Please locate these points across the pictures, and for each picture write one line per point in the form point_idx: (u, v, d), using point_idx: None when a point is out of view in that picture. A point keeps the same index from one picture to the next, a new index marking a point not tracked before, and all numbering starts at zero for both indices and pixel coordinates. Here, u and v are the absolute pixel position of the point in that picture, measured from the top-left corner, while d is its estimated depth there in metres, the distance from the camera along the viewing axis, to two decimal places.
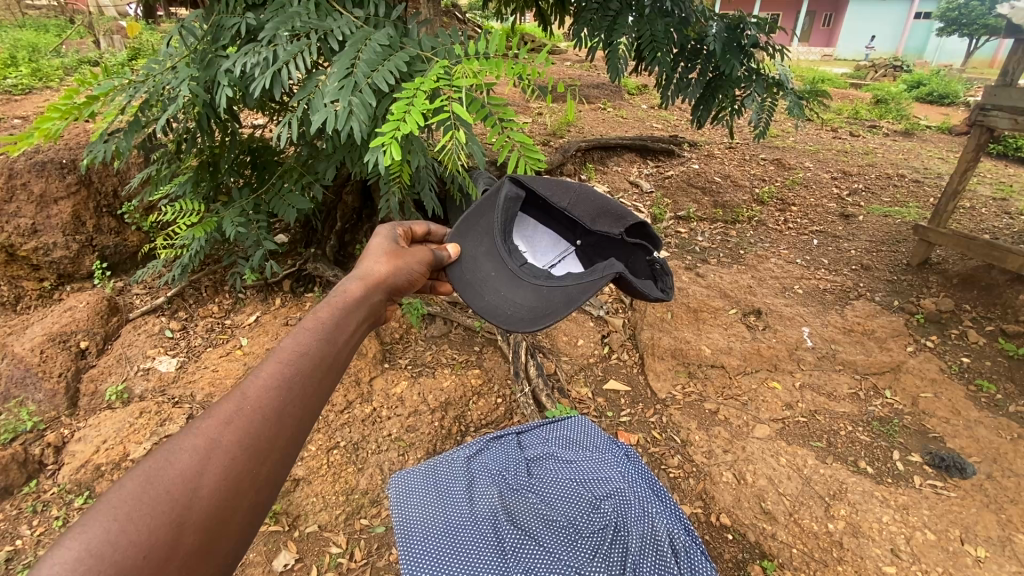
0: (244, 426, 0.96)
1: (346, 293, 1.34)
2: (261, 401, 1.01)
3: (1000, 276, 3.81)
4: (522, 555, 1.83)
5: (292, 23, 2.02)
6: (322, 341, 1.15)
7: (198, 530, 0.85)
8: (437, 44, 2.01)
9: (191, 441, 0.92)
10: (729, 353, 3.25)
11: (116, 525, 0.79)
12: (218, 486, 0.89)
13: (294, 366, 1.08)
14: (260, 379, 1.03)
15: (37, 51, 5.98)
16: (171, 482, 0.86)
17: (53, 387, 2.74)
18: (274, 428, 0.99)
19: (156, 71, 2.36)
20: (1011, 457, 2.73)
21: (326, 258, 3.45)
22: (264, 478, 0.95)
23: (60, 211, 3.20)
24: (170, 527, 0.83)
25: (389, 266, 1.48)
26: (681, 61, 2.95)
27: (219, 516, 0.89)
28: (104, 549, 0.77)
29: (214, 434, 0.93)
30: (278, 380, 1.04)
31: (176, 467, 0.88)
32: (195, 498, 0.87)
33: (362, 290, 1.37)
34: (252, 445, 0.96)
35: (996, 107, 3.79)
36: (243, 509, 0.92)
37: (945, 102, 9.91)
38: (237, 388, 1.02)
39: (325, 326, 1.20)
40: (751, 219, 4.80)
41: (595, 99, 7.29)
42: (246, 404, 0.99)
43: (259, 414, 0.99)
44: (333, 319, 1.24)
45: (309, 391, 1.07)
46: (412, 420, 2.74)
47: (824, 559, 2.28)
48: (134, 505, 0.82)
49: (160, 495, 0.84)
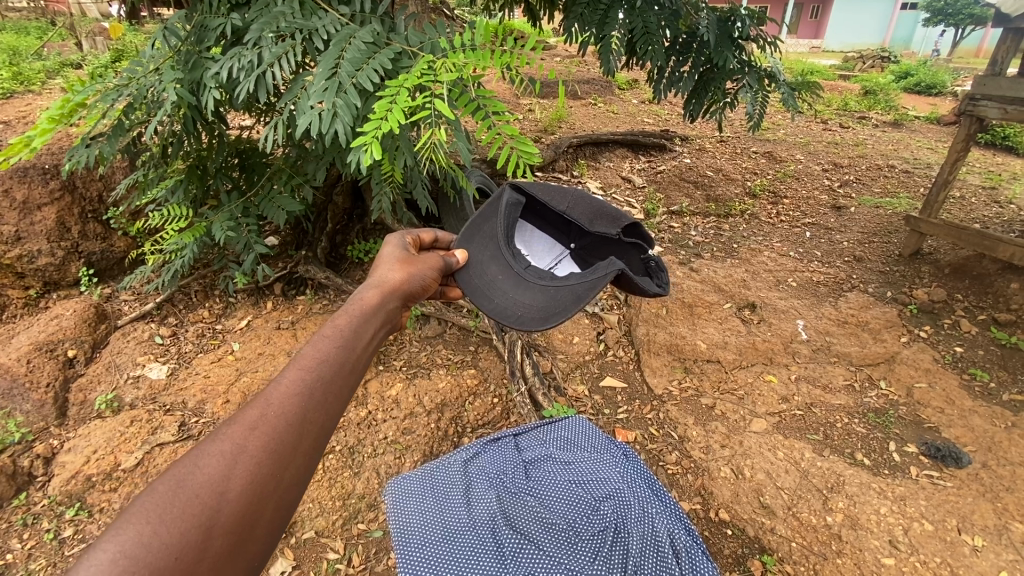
0: (269, 431, 0.93)
1: (361, 304, 1.29)
2: (286, 408, 0.97)
3: (992, 266, 3.83)
4: (522, 560, 1.80)
5: (277, 23, 1.99)
6: (341, 348, 1.12)
7: (228, 535, 0.83)
8: (423, 38, 1.95)
9: (217, 447, 0.89)
10: (725, 347, 3.25)
11: (148, 528, 0.77)
12: (246, 491, 0.87)
13: (318, 373, 1.05)
14: (284, 384, 1.00)
15: (18, 54, 5.88)
16: (200, 486, 0.84)
17: (41, 398, 2.68)
18: (298, 433, 0.96)
19: (140, 74, 2.32)
20: (1006, 445, 2.74)
21: (318, 259, 3.40)
22: (290, 486, 0.92)
23: (44, 217, 3.15)
24: (199, 530, 0.80)
25: (403, 274, 1.45)
26: (672, 55, 2.90)
27: (251, 520, 0.86)
28: (137, 551, 0.75)
29: (240, 440, 0.90)
30: (304, 384, 1.02)
31: (205, 472, 0.85)
32: (223, 502, 0.84)
33: (379, 297, 1.34)
34: (278, 449, 0.93)
35: (986, 97, 3.78)
36: (269, 513, 0.89)
37: (932, 93, 9.83)
38: (261, 393, 0.99)
39: (345, 332, 1.17)
40: (744, 212, 4.79)
41: (586, 95, 7.30)
42: (270, 409, 0.96)
43: (285, 419, 0.96)
44: (353, 323, 1.21)
45: (333, 397, 1.04)
46: (409, 422, 2.71)
47: (823, 552, 2.28)
48: (164, 509, 0.80)
49: (189, 499, 0.82)
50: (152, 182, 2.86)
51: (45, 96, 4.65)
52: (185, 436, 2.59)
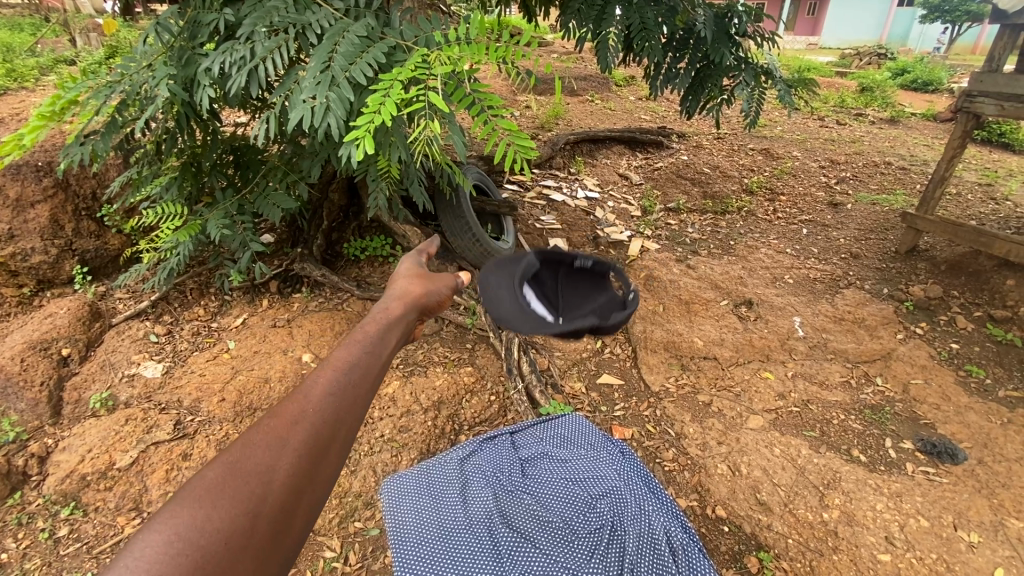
0: (310, 428, 0.80)
1: (395, 306, 1.13)
2: (326, 402, 0.84)
3: (988, 262, 3.84)
4: (518, 558, 1.79)
5: (270, 18, 1.98)
6: (375, 348, 0.96)
7: (276, 522, 0.74)
8: (418, 32, 1.93)
9: (258, 438, 0.79)
10: (722, 344, 3.27)
11: (201, 511, 0.70)
12: (291, 482, 0.76)
13: (358, 362, 0.92)
14: (320, 383, 0.86)
15: (11, 51, 5.84)
16: (248, 472, 0.75)
17: (35, 396, 2.66)
18: (338, 432, 0.82)
19: (132, 70, 2.30)
20: (1001, 442, 2.75)
21: (314, 257, 3.39)
22: (334, 480, 0.81)
23: (37, 215, 3.12)
24: (247, 517, 0.71)
25: (426, 284, 1.27)
26: (669, 51, 2.93)
27: (297, 512, 0.76)
28: (192, 534, 0.68)
29: (284, 427, 0.80)
30: (344, 374, 0.89)
31: (252, 456, 0.76)
32: (270, 489, 0.74)
33: (405, 303, 1.16)
34: (322, 440, 0.80)
35: (982, 93, 3.79)
36: (310, 513, 0.77)
37: (929, 89, 9.80)
38: (295, 391, 0.85)
39: (380, 328, 1.04)
40: (741, 209, 4.79)
41: (583, 92, 7.29)
42: (307, 408, 0.82)
43: (328, 408, 0.84)
44: (386, 319, 1.07)
45: (376, 388, 0.91)
46: (405, 420, 2.70)
47: (820, 549, 2.28)
48: (216, 492, 0.72)
49: (238, 484, 0.73)
50: (146, 179, 2.84)
51: (38, 93, 4.62)
52: (180, 434, 2.58)
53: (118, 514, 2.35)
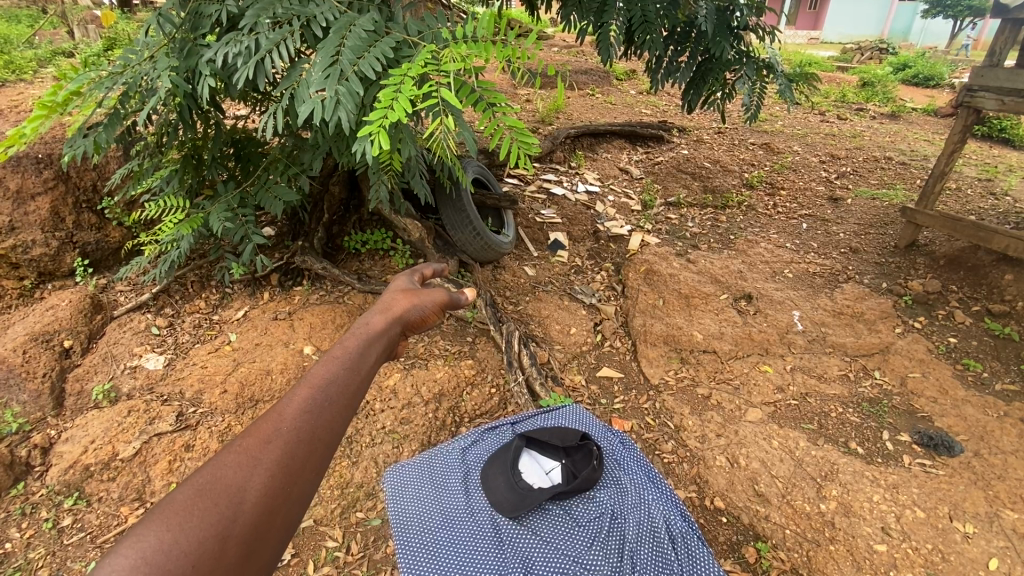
0: (284, 447, 0.81)
1: (377, 322, 1.14)
2: (301, 419, 0.85)
3: (986, 257, 3.84)
4: (519, 545, 1.81)
5: (274, 8, 1.96)
6: (354, 366, 0.98)
7: (246, 545, 0.73)
8: (424, 28, 1.91)
9: (232, 457, 0.78)
10: (721, 337, 3.28)
11: (168, 535, 0.69)
12: (262, 505, 0.75)
13: (333, 385, 0.92)
14: (297, 401, 0.87)
15: (8, 43, 5.78)
16: (219, 493, 0.74)
17: (37, 388, 2.67)
18: (312, 449, 0.83)
19: (134, 61, 2.31)
20: (997, 434, 2.77)
21: (315, 249, 3.39)
22: (307, 502, 0.80)
23: (38, 207, 3.13)
24: (215, 539, 0.70)
25: (408, 300, 1.27)
26: (670, 45, 2.92)
27: (266, 536, 0.75)
28: (158, 557, 0.67)
29: (256, 449, 0.79)
30: (318, 395, 0.89)
31: (223, 477, 0.75)
32: (240, 511, 0.73)
33: (388, 320, 1.17)
34: (294, 463, 0.81)
35: (983, 88, 3.79)
36: (283, 532, 0.77)
37: (930, 85, 9.66)
38: (273, 408, 0.86)
39: (357, 348, 1.02)
40: (741, 204, 4.79)
41: (583, 86, 7.27)
42: (282, 425, 0.83)
43: (300, 432, 0.83)
44: (365, 336, 1.06)
45: (351, 410, 0.91)
46: (406, 412, 2.71)
47: (816, 539, 2.31)
48: (185, 515, 0.70)
49: (209, 505, 0.72)
50: (148, 171, 2.84)
51: (38, 84, 4.62)
52: (182, 426, 2.59)
53: (122, 504, 2.37)
